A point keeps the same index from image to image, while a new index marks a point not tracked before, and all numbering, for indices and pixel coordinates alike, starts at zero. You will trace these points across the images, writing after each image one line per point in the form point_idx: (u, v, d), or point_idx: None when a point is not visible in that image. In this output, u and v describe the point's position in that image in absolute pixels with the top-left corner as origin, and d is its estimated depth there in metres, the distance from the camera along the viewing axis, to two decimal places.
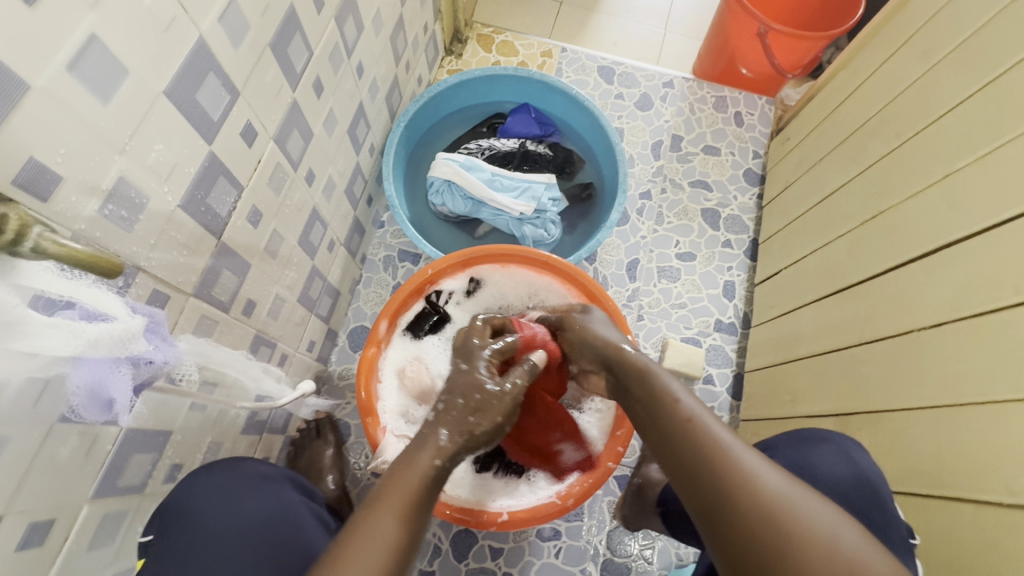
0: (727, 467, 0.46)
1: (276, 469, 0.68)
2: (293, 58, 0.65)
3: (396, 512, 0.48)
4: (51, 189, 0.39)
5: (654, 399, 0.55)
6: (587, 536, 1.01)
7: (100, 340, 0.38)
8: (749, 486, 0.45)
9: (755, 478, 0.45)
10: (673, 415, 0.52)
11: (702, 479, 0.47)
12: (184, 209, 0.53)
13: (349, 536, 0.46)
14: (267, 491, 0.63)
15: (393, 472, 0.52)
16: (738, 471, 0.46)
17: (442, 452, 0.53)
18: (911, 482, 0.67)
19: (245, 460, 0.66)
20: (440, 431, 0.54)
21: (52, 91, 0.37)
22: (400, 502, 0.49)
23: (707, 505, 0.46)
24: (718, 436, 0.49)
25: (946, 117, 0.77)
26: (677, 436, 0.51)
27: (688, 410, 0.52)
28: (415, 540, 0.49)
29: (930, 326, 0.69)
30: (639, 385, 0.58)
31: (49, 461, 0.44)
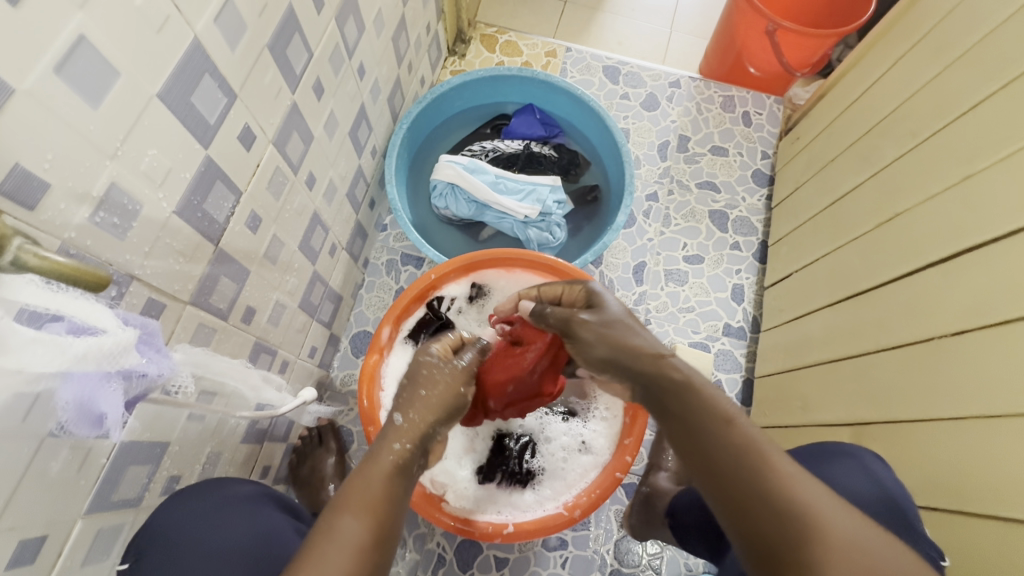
0: (795, 515, 0.41)
1: (257, 490, 0.68)
2: (293, 59, 0.64)
3: (361, 508, 0.47)
4: (38, 197, 0.37)
5: (696, 418, 0.48)
6: (594, 545, 0.99)
7: (88, 355, 0.36)
8: (824, 538, 0.40)
9: (829, 528, 0.40)
10: (724, 443, 0.46)
11: (762, 522, 0.42)
12: (179, 216, 0.52)
13: (314, 539, 0.44)
14: (248, 513, 0.63)
15: (357, 469, 0.50)
16: (810, 521, 0.41)
17: (406, 434, 0.54)
18: (933, 495, 0.65)
19: (226, 483, 0.66)
20: (396, 415, 0.56)
21: (38, 95, 0.35)
22: (364, 497, 0.47)
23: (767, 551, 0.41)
24: (780, 475, 0.43)
25: (964, 117, 0.74)
26: (728, 468, 0.45)
27: (742, 439, 0.46)
28: (388, 539, 0.47)
29: (952, 334, 0.67)
30: (678, 401, 0.50)
31: (40, 477, 0.43)
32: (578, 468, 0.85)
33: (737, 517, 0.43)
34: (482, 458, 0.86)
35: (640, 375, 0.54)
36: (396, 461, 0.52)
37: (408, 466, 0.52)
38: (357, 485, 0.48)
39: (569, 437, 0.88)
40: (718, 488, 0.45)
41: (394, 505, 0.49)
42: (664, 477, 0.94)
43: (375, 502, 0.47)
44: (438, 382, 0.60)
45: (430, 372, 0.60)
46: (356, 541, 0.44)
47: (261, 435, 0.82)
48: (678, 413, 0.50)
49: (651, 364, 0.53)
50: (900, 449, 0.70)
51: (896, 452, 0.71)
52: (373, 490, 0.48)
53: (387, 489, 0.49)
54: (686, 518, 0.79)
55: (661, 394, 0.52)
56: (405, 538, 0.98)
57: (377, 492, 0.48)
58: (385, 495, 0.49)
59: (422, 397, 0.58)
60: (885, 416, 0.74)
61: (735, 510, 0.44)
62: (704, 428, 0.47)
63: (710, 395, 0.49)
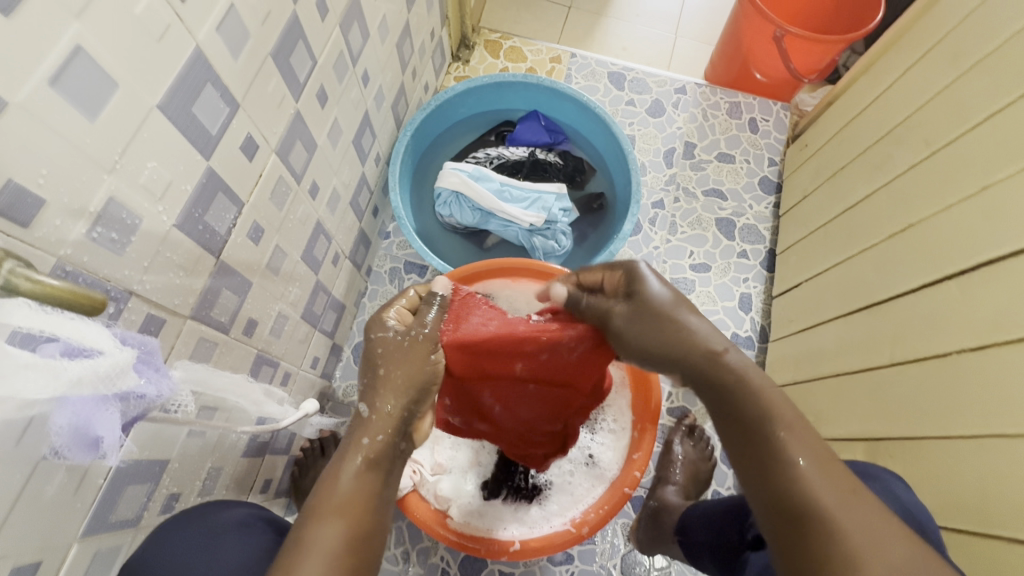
0: (847, 533, 0.42)
1: (249, 513, 0.66)
2: (296, 68, 0.62)
3: (333, 511, 0.47)
4: (33, 213, 0.36)
5: (754, 425, 0.49)
6: (601, 560, 0.98)
7: (84, 378, 0.35)
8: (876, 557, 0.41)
9: (881, 548, 0.41)
10: (778, 455, 0.47)
11: (812, 539, 0.43)
12: (180, 229, 0.50)
13: (290, 552, 0.45)
14: (239, 537, 0.61)
15: (329, 470, 0.51)
16: (860, 541, 0.42)
17: (376, 427, 0.53)
18: (954, 514, 0.63)
19: (215, 509, 0.64)
20: (362, 404, 0.55)
21: (31, 108, 0.34)
22: (334, 501, 0.48)
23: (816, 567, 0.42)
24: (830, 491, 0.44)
25: (982, 126, 0.73)
26: (781, 480, 0.46)
27: (794, 453, 0.47)
28: (368, 537, 0.47)
29: (972, 349, 0.66)
30: (732, 406, 0.51)
31: (34, 501, 0.41)
32: (585, 483, 0.84)
33: (788, 529, 0.45)
34: (488, 473, 0.86)
35: (696, 372, 0.53)
36: (368, 456, 0.51)
37: (381, 458, 0.52)
38: (328, 490, 0.49)
39: (577, 450, 0.86)
40: (769, 497, 0.46)
41: (372, 504, 0.49)
42: (672, 491, 0.93)
43: (349, 503, 0.48)
44: (403, 361, 0.57)
45: (386, 350, 0.57)
46: (334, 545, 0.45)
47: (262, 449, 0.80)
48: (737, 417, 0.50)
49: (707, 362, 0.52)
50: (923, 468, 0.69)
51: (917, 469, 0.70)
52: (342, 491, 0.48)
53: (360, 487, 0.49)
54: (697, 536, 0.77)
55: (716, 398, 0.52)
56: (408, 552, 0.96)
57: (349, 493, 0.49)
58: (362, 497, 0.49)
59: (383, 379, 0.55)
60: (903, 433, 0.73)
61: (785, 523, 0.45)
62: (762, 438, 0.48)
63: (768, 401, 0.49)
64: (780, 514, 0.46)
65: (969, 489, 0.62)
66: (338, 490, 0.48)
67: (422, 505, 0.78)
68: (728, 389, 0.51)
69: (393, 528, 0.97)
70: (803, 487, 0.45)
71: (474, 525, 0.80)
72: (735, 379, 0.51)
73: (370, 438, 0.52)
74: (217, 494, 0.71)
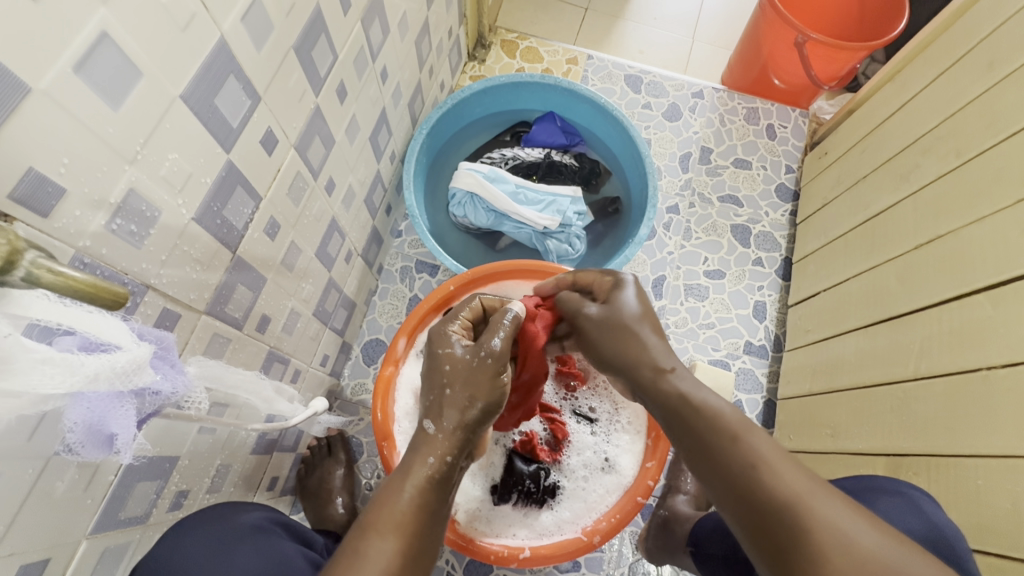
0: (816, 524, 0.42)
1: (265, 517, 0.65)
2: (317, 62, 0.61)
3: (390, 528, 0.46)
4: (53, 204, 0.35)
5: (704, 431, 0.50)
6: (608, 569, 0.96)
7: (101, 374, 0.34)
8: (845, 549, 0.40)
9: (849, 538, 0.41)
10: (734, 458, 0.47)
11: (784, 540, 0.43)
12: (198, 222, 0.49)
13: (348, 564, 0.43)
14: (257, 543, 0.59)
15: (392, 482, 0.49)
16: (827, 534, 0.41)
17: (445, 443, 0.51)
18: (987, 537, 0.61)
19: (232, 511, 0.62)
20: (427, 422, 0.53)
21: (55, 95, 0.33)
22: (393, 516, 0.47)
23: (788, 566, 0.42)
24: (799, 485, 0.44)
25: (1015, 137, 0.71)
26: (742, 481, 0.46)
27: (755, 450, 0.47)
28: (421, 556, 0.46)
29: (1002, 366, 0.64)
30: (685, 419, 0.52)
31: (44, 498, 0.41)
32: (599, 489, 0.82)
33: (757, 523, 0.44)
34: (497, 475, 0.83)
35: (642, 383, 0.57)
36: (432, 474, 0.50)
37: (444, 479, 0.50)
38: (393, 501, 0.48)
39: (593, 454, 0.85)
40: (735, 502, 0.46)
41: (426, 526, 0.48)
42: (683, 501, 0.92)
43: (403, 522, 0.46)
44: (468, 379, 0.54)
45: (452, 367, 0.55)
46: (391, 563, 0.44)
47: (271, 446, 0.79)
48: (685, 428, 0.52)
49: (654, 380, 0.56)
50: (951, 485, 0.67)
51: (943, 487, 0.68)
52: (402, 505, 0.47)
53: (418, 505, 0.48)
54: (708, 547, 0.76)
55: (672, 409, 0.54)
56: None
57: (409, 508, 0.48)
58: (419, 520, 0.47)
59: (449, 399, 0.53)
60: (927, 448, 0.72)
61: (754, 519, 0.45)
62: (716, 442, 0.49)
63: (715, 412, 0.51)
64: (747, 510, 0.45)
65: (1002, 512, 0.60)
66: (398, 504, 0.47)
67: None
68: (681, 398, 0.53)
69: None
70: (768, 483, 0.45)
71: (481, 530, 0.79)
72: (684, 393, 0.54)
73: (437, 458, 0.50)
74: (225, 492, 0.70)
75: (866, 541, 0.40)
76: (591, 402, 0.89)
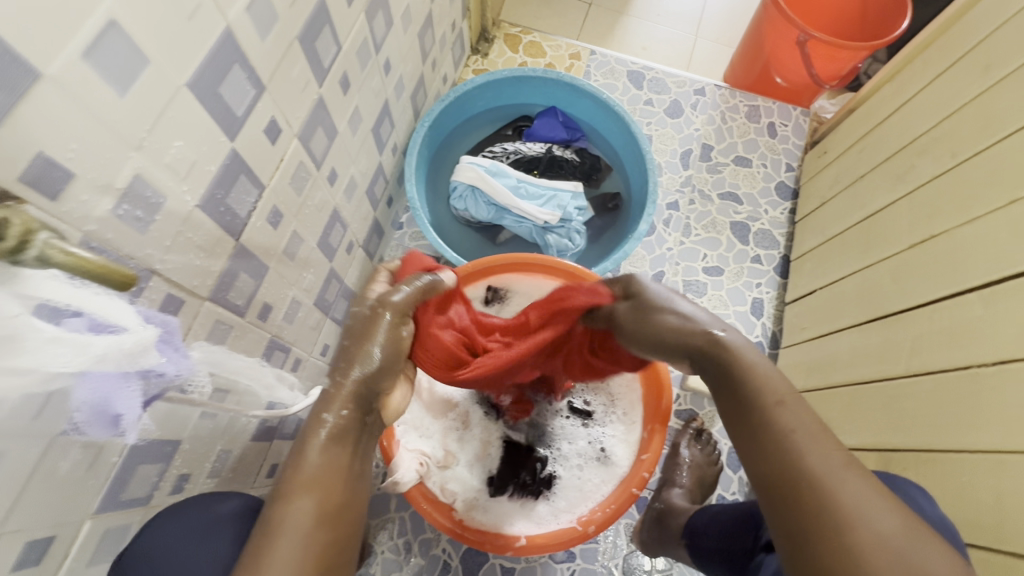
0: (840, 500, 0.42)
1: (241, 507, 0.63)
2: (321, 53, 0.62)
3: (302, 489, 0.48)
4: (61, 188, 0.36)
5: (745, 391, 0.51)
6: (603, 559, 0.97)
7: (109, 355, 0.36)
8: (864, 527, 0.40)
9: (870, 520, 0.41)
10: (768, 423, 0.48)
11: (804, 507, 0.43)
12: (202, 209, 0.50)
13: (264, 533, 0.45)
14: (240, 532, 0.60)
15: (296, 445, 0.51)
16: (852, 509, 0.41)
17: (340, 401, 0.53)
18: (972, 531, 0.63)
19: (208, 502, 0.61)
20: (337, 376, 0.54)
21: (64, 80, 0.34)
22: (307, 478, 0.48)
23: (805, 518, 0.42)
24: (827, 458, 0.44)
25: (1009, 139, 0.72)
26: (771, 450, 0.47)
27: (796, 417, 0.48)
28: (344, 509, 0.49)
29: (993, 363, 0.65)
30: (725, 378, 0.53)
31: (49, 477, 0.42)
32: (595, 478, 0.84)
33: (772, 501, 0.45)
34: (494, 467, 0.85)
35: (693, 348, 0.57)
36: (335, 431, 0.52)
37: (347, 431, 0.52)
38: (299, 462, 0.50)
39: (588, 444, 0.87)
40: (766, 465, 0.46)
41: (341, 477, 0.50)
42: (678, 494, 0.93)
43: (310, 485, 0.48)
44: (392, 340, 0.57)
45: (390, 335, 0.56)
46: (306, 520, 0.46)
47: (271, 433, 0.80)
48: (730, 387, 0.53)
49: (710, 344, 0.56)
50: (941, 480, 0.68)
51: (932, 482, 0.69)
52: (310, 465, 0.49)
53: (330, 458, 0.51)
54: (706, 539, 0.77)
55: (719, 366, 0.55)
56: (410, 543, 0.96)
57: (316, 466, 0.49)
58: (331, 474, 0.50)
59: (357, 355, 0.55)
60: (918, 443, 0.73)
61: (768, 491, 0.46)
62: (761, 403, 0.49)
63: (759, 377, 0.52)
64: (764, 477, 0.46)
65: (986, 506, 0.62)
66: (306, 465, 0.49)
67: (426, 496, 0.77)
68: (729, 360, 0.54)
69: (396, 519, 0.97)
70: (794, 451, 0.45)
71: (478, 519, 0.80)
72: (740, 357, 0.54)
73: (334, 414, 0.52)
74: (224, 477, 0.71)
75: (886, 521, 0.40)
76: (587, 393, 0.90)
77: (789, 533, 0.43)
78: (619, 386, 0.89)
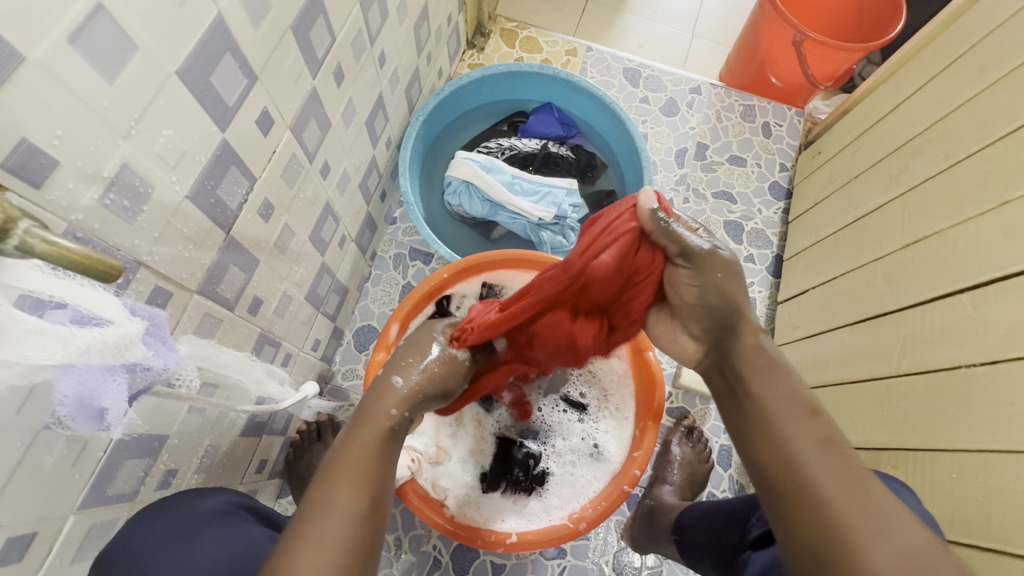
0: (853, 518, 0.43)
1: (226, 502, 0.63)
2: (315, 43, 0.61)
3: (350, 477, 0.47)
4: (45, 174, 0.35)
5: (775, 404, 0.53)
6: (593, 556, 0.98)
7: (92, 348, 0.35)
8: (880, 543, 0.42)
9: (890, 535, 0.42)
10: (790, 440, 0.50)
11: (817, 520, 0.45)
12: (192, 201, 0.49)
13: (310, 513, 0.45)
14: (222, 528, 0.58)
15: (347, 434, 0.51)
16: (867, 527, 0.43)
17: (401, 399, 0.55)
18: (959, 530, 0.63)
19: (191, 498, 0.60)
20: (395, 376, 0.56)
21: (50, 64, 0.33)
22: (355, 465, 0.48)
23: (816, 530, 0.44)
24: (847, 479, 0.46)
25: (1003, 142, 0.72)
26: (790, 461, 0.48)
27: (824, 432, 0.50)
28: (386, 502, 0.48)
29: (983, 363, 0.66)
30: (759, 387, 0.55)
31: (32, 471, 0.41)
32: (587, 474, 0.84)
33: (781, 511, 0.47)
34: (487, 463, 0.85)
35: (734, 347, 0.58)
36: (390, 426, 0.52)
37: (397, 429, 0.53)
38: (352, 449, 0.49)
39: (581, 440, 0.88)
40: (785, 476, 0.48)
41: (384, 470, 0.49)
42: (668, 491, 0.93)
43: (360, 472, 0.48)
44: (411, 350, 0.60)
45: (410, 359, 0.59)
46: (352, 510, 0.45)
47: (260, 428, 0.79)
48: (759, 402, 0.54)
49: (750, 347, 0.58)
50: (929, 478, 0.69)
51: (921, 479, 0.70)
52: (360, 455, 0.49)
53: (379, 449, 0.50)
54: (694, 535, 0.77)
55: (747, 378, 0.56)
56: (400, 539, 0.96)
57: (365, 459, 0.49)
58: (375, 463, 0.49)
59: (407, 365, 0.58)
60: (906, 443, 0.74)
61: (784, 497, 0.47)
62: (784, 415, 0.52)
63: (794, 391, 0.53)
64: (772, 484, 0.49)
65: (974, 505, 0.62)
66: (357, 453, 0.49)
67: (417, 492, 0.77)
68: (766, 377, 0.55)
69: (386, 515, 0.97)
70: (816, 468, 0.47)
71: (470, 516, 0.80)
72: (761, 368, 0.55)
73: (393, 410, 0.53)
74: (212, 472, 0.70)
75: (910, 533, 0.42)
76: (580, 389, 0.90)
77: (799, 541, 0.45)
78: (611, 382, 0.89)
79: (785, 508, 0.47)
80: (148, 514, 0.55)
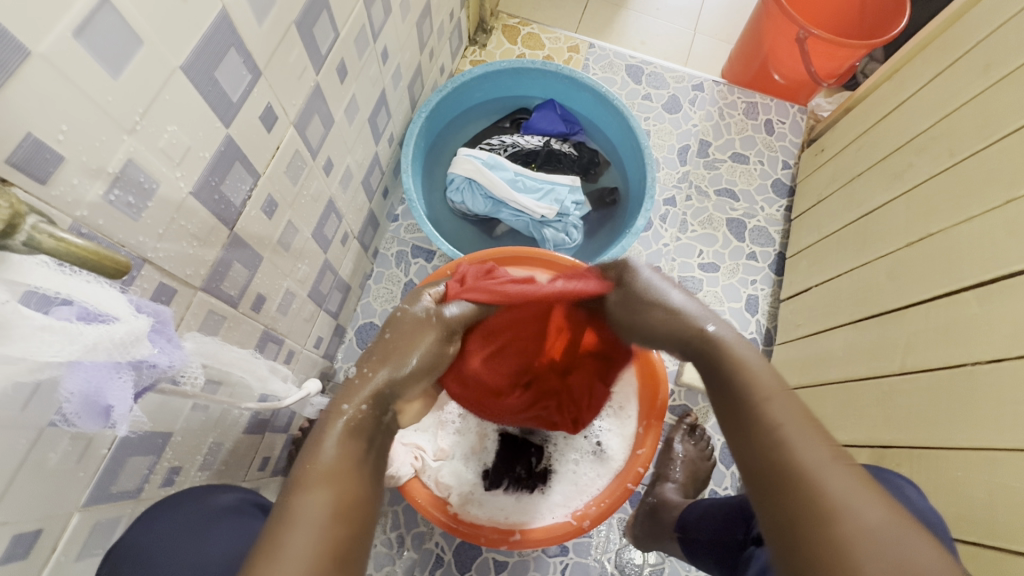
0: (824, 492, 0.42)
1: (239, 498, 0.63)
2: (319, 39, 0.60)
3: (319, 480, 0.48)
4: (49, 170, 0.35)
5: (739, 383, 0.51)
6: (596, 554, 0.98)
7: (98, 344, 0.34)
8: (850, 520, 0.40)
9: (856, 513, 0.40)
10: (762, 418, 0.48)
11: (789, 496, 0.43)
12: (196, 196, 0.49)
13: (279, 525, 0.44)
14: (234, 523, 0.58)
15: (309, 446, 0.52)
16: (837, 501, 0.41)
17: (359, 396, 0.57)
18: (964, 527, 0.64)
19: (210, 492, 0.61)
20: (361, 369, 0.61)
21: (55, 59, 0.33)
22: (321, 472, 0.49)
23: (786, 508, 0.43)
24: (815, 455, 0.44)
25: (1008, 139, 0.72)
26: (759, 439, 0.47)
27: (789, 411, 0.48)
28: (357, 506, 0.48)
29: (988, 361, 0.66)
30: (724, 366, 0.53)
31: (37, 468, 0.40)
32: (590, 472, 0.84)
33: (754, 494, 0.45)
34: (489, 460, 0.85)
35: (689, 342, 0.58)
36: (350, 423, 0.54)
37: (362, 426, 0.55)
38: (314, 458, 0.50)
39: (584, 438, 0.87)
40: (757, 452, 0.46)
41: (355, 474, 0.50)
42: (671, 489, 0.93)
43: (325, 475, 0.48)
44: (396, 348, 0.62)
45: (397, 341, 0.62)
46: (324, 515, 0.45)
47: (263, 426, 0.79)
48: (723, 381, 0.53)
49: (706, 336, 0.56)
50: (934, 476, 0.69)
51: (926, 476, 0.70)
52: (325, 460, 0.50)
53: (343, 453, 0.51)
54: (696, 533, 0.77)
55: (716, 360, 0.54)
56: (403, 536, 0.96)
57: (332, 461, 0.50)
58: (344, 466, 0.50)
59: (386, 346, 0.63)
60: (910, 442, 0.74)
61: (757, 477, 0.46)
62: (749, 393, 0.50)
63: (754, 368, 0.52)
64: (758, 473, 0.46)
65: (977, 503, 0.63)
66: (322, 459, 0.50)
67: (422, 491, 0.78)
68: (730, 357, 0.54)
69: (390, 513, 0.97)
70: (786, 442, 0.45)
71: (473, 513, 0.80)
72: (724, 346, 0.55)
73: (353, 406, 0.55)
74: (216, 469, 0.70)
75: (868, 513, 0.40)
76: None
77: (772, 520, 0.43)
78: None
79: (757, 488, 0.45)
80: (156, 512, 0.55)
